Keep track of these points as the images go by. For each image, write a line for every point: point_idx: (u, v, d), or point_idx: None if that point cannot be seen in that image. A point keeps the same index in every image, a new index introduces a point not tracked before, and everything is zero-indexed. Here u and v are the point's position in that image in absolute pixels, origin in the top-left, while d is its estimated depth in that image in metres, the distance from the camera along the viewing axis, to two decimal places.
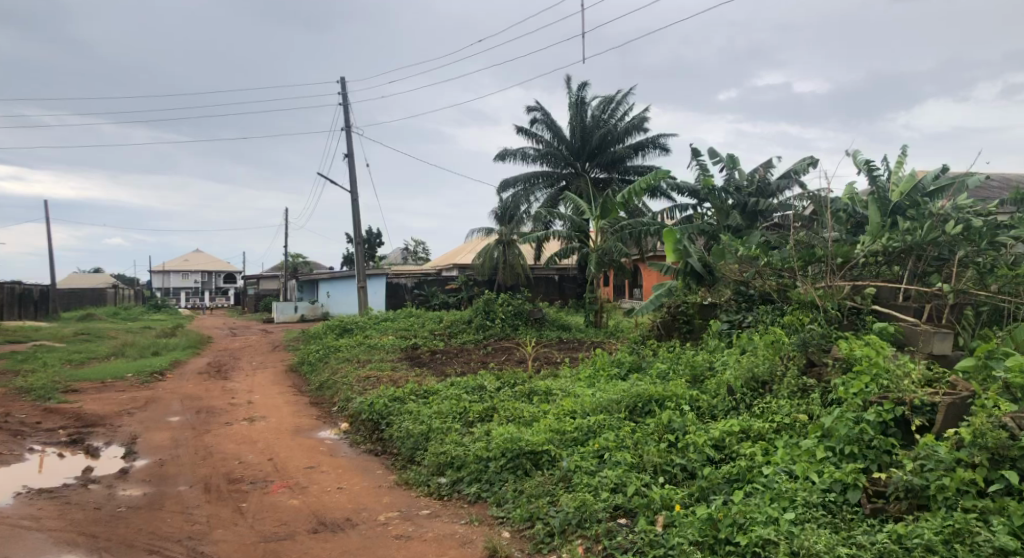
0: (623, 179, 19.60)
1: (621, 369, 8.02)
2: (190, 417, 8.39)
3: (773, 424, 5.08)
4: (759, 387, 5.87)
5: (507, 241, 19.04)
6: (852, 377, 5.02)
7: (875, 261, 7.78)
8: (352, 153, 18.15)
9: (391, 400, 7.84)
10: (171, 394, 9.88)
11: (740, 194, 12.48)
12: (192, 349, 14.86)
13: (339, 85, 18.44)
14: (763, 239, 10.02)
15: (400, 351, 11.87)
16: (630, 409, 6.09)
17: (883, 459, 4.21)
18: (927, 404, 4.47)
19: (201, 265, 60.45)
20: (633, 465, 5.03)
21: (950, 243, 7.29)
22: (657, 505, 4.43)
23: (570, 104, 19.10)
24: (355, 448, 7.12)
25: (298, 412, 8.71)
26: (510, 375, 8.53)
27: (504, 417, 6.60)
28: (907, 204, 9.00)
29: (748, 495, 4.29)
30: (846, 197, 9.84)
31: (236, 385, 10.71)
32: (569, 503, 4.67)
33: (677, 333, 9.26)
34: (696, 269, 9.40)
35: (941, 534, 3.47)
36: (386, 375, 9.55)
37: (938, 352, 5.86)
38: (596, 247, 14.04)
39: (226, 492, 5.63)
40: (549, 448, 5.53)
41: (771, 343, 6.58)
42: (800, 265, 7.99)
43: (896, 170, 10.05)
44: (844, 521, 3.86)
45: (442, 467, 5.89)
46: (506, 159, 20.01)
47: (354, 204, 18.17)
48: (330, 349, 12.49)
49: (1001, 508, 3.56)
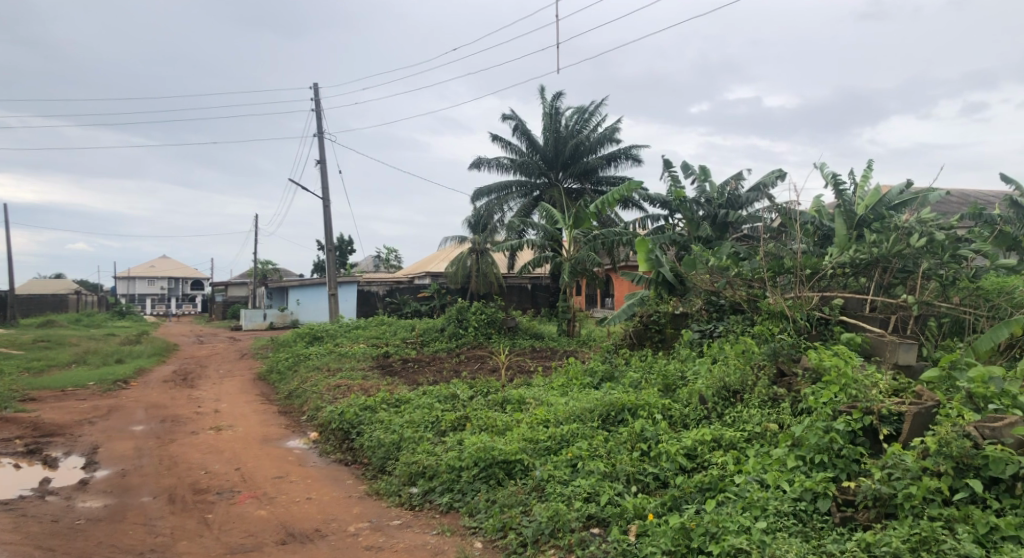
0: (596, 189, 19.71)
1: (595, 378, 8.04)
2: (155, 426, 8.17)
3: (744, 433, 5.15)
4: (730, 396, 5.94)
5: (480, 250, 19.44)
6: (822, 387, 5.12)
7: (843, 273, 7.91)
8: (324, 159, 17.97)
9: (362, 408, 7.75)
10: (136, 403, 9.61)
11: (710, 206, 12.69)
12: (157, 356, 14.52)
13: (312, 91, 18.30)
14: (733, 250, 10.18)
15: (371, 360, 11.73)
16: (604, 418, 6.12)
17: (852, 468, 4.28)
18: (894, 414, 4.56)
19: (168, 271, 59.25)
20: (607, 474, 5.03)
21: (915, 255, 7.48)
22: (630, 515, 4.44)
23: (543, 114, 19.17)
24: (325, 457, 7.01)
25: (266, 421, 8.55)
26: (483, 384, 8.49)
27: (477, 426, 6.56)
28: (872, 217, 9.23)
29: (720, 505, 4.33)
30: (814, 210, 10.04)
31: (202, 394, 10.48)
32: (542, 512, 4.65)
33: (649, 342, 9.32)
34: (668, 279, 9.44)
35: (909, 543, 3.51)
36: (357, 383, 9.43)
37: (903, 362, 5.97)
38: (569, 257, 14.11)
39: (192, 503, 5.49)
40: (521, 458, 5.50)
41: (741, 352, 6.64)
42: (769, 275, 8.13)
43: (862, 184, 10.30)
44: (814, 530, 3.92)
45: (414, 477, 5.83)
46: (480, 168, 19.96)
47: (326, 211, 17.97)
48: (300, 358, 12.28)
49: (965, 516, 3.65)
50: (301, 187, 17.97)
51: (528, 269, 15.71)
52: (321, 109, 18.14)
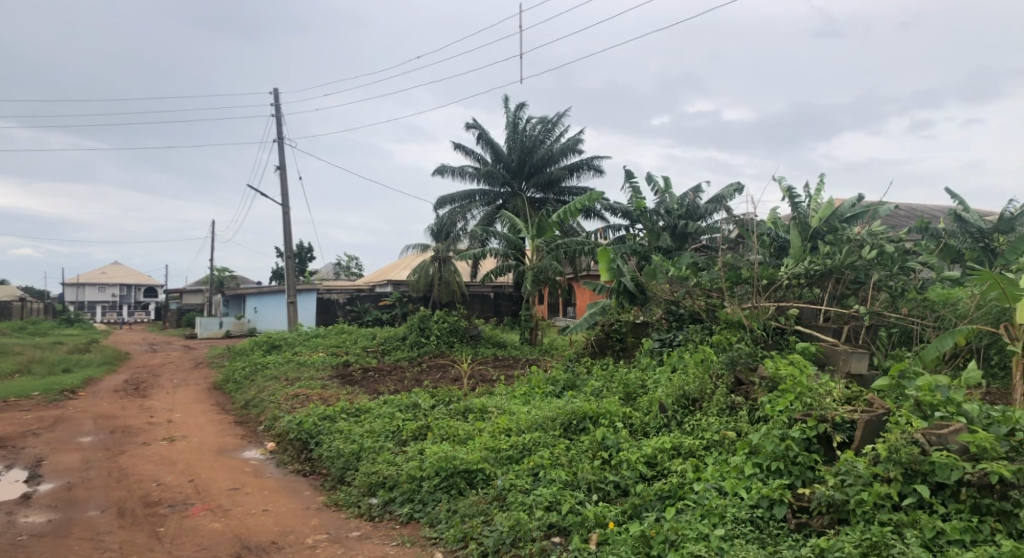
0: (558, 199, 19.87)
1: (557, 387, 8.08)
2: (103, 437, 7.87)
3: (703, 441, 5.24)
4: (689, 404, 6.04)
5: (442, 258, 19.34)
6: (778, 395, 5.25)
7: (798, 284, 8.09)
8: (284, 164, 17.68)
9: (321, 418, 7.60)
10: (83, 414, 9.23)
11: (669, 217, 12.89)
12: (107, 366, 13.99)
13: (273, 96, 18.02)
14: (692, 260, 10.38)
15: (331, 369, 11.52)
16: (565, 426, 6.14)
17: (807, 475, 4.40)
18: (847, 421, 4.70)
19: (120, 278, 57.41)
20: (568, 482, 5.06)
21: (866, 267, 7.75)
22: (591, 523, 4.46)
23: (507, 124, 19.23)
24: (282, 468, 6.85)
25: (221, 431, 8.32)
26: (445, 393, 8.43)
27: (438, 435, 6.52)
28: (825, 230, 9.52)
29: (679, 512, 4.39)
30: (770, 222, 10.29)
31: (154, 404, 10.13)
32: (503, 522, 4.64)
33: (611, 351, 9.42)
34: (629, 288, 9.50)
35: (860, 548, 3.62)
36: (316, 393, 9.24)
37: (856, 370, 6.19)
38: (532, 265, 14.08)
39: (142, 516, 5.30)
40: (483, 467, 5.48)
41: (700, 361, 6.78)
42: (727, 285, 8.35)
43: (816, 197, 10.60)
44: (771, 537, 4.00)
45: (373, 487, 5.75)
46: (443, 175, 19.89)
47: (286, 217, 17.65)
48: (257, 367, 11.97)
49: (913, 521, 3.78)
50: (260, 193, 17.60)
51: (491, 278, 15.66)
52: (282, 114, 17.84)
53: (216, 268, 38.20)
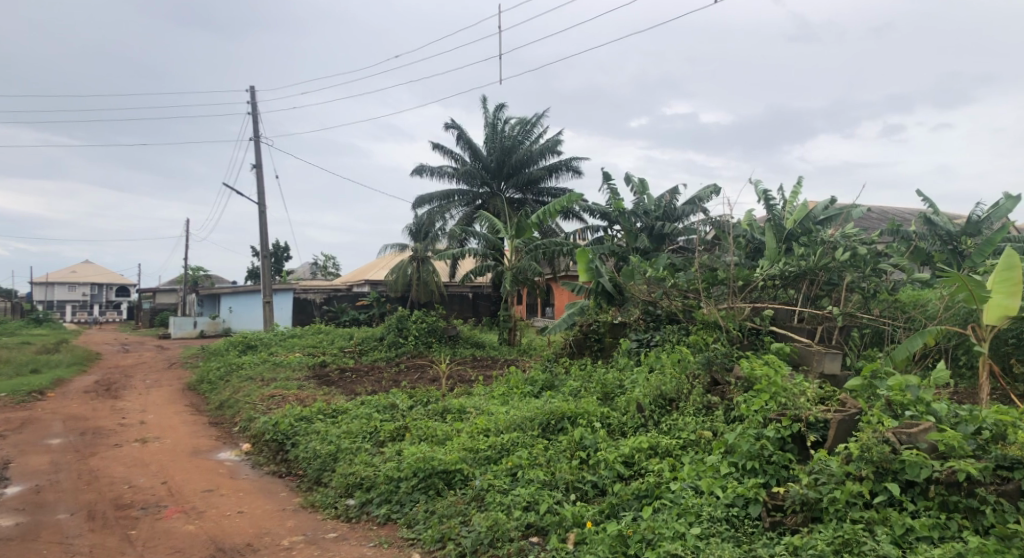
0: (537, 200, 19.93)
1: (535, 387, 8.11)
2: (73, 439, 7.70)
3: (679, 441, 5.30)
4: (666, 404, 6.10)
5: (421, 258, 19.25)
6: (754, 395, 5.33)
7: (773, 285, 8.18)
8: (260, 163, 17.47)
9: (297, 419, 7.52)
10: (51, 415, 9.02)
11: (647, 218, 13.00)
12: (77, 366, 13.67)
13: (249, 93, 17.79)
14: (669, 261, 10.48)
15: (308, 370, 11.41)
16: (543, 426, 6.16)
17: (781, 473, 4.47)
18: (820, 421, 4.78)
19: (91, 278, 56.27)
20: (546, 482, 5.08)
21: (840, 268, 7.87)
22: (569, 523, 4.48)
23: (486, 124, 19.22)
24: (258, 469, 6.78)
25: (195, 433, 8.20)
26: (423, 393, 8.39)
27: (416, 436, 6.50)
28: (800, 232, 9.68)
29: (656, 511, 4.44)
30: (746, 224, 10.44)
31: (127, 405, 9.93)
32: (481, 522, 4.64)
33: (588, 351, 9.48)
34: (607, 289, 9.55)
35: (833, 545, 3.69)
36: (292, 394, 9.15)
37: (829, 371, 6.30)
38: (511, 266, 14.09)
39: (113, 519, 5.20)
40: (461, 467, 5.48)
41: (677, 361, 6.85)
42: (704, 286, 8.42)
43: (790, 200, 10.76)
44: (746, 535, 4.06)
45: (351, 489, 5.71)
46: (422, 175, 19.81)
47: (262, 215, 17.44)
48: (232, 367, 11.80)
49: (884, 518, 3.86)
50: (235, 191, 17.36)
51: (470, 278, 15.63)
52: (258, 112, 17.63)
53: (190, 267, 37.53)
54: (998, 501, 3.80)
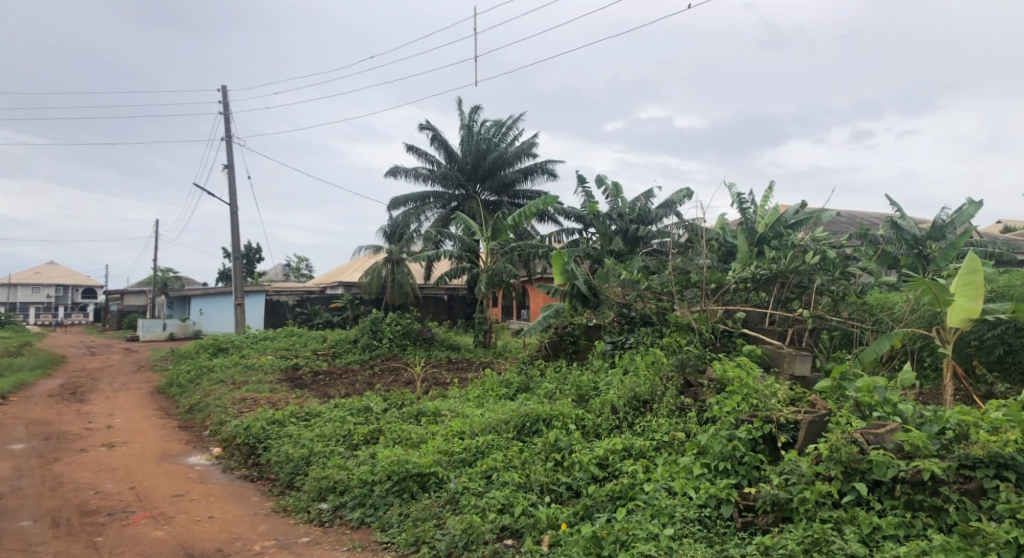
0: (513, 202, 19.98)
1: (510, 389, 8.13)
2: (37, 444, 7.49)
3: (653, 442, 5.35)
4: (640, 406, 6.17)
5: (396, 260, 19.13)
6: (726, 397, 5.43)
7: (745, 287, 8.32)
8: (232, 163, 17.22)
9: (270, 423, 7.42)
10: (13, 420, 8.77)
11: (622, 221, 13.09)
12: (42, 370, 13.31)
13: (221, 93, 17.55)
14: (643, 264, 10.57)
15: (280, 373, 11.27)
16: (518, 428, 6.17)
17: (753, 474, 4.55)
18: (791, 422, 4.87)
19: (56, 279, 54.86)
20: (521, 484, 5.10)
21: (810, 271, 7.99)
22: (543, 525, 4.50)
23: (461, 126, 19.23)
24: (229, 473, 6.67)
25: (165, 437, 8.04)
26: (398, 396, 8.35)
27: (391, 439, 6.46)
28: (771, 235, 9.86)
29: (630, 512, 4.48)
30: (719, 228, 10.59)
31: (93, 408, 9.70)
32: (455, 525, 4.63)
33: (564, 353, 9.53)
34: (582, 291, 9.58)
35: (803, 544, 3.75)
36: (264, 397, 9.02)
37: (799, 373, 6.42)
38: (486, 268, 14.07)
39: (78, 525, 5.07)
40: (436, 470, 5.46)
41: (651, 363, 6.92)
42: (677, 289, 8.52)
43: (762, 204, 10.94)
44: (718, 535, 4.12)
45: (324, 492, 5.64)
46: (397, 176, 19.71)
47: (234, 216, 17.18)
48: (202, 370, 11.60)
49: (851, 518, 3.95)
50: (206, 192, 17.11)
51: (445, 280, 15.56)
52: (230, 112, 17.38)
53: (160, 269, 36.79)
54: (960, 500, 3.89)
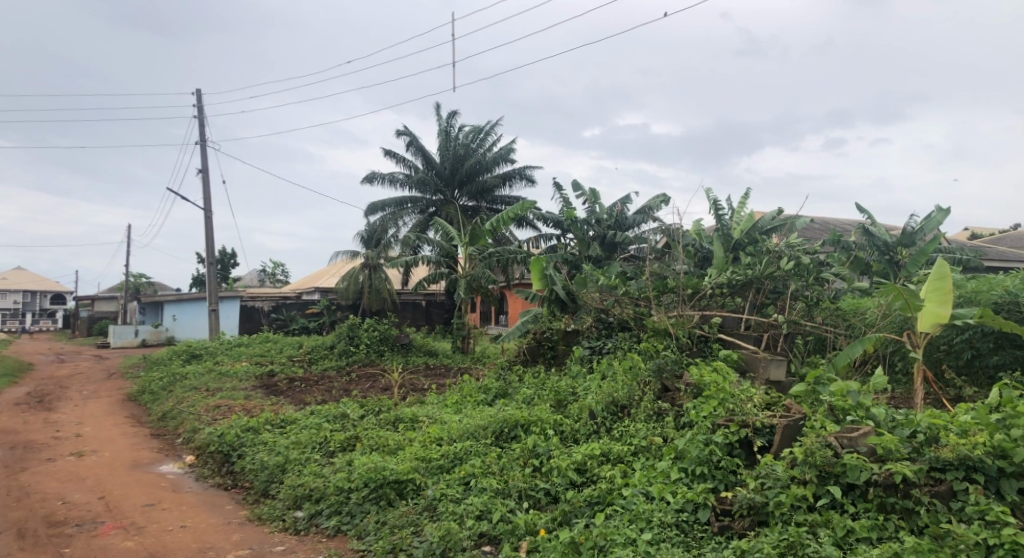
0: (491, 208, 19.98)
1: (488, 395, 8.10)
2: (2, 454, 7.28)
3: (630, 447, 5.37)
4: (618, 411, 6.19)
5: (373, 265, 19.02)
6: (703, 402, 5.49)
7: (721, 293, 8.44)
8: (206, 167, 16.97)
9: (244, 430, 7.29)
10: None
11: (600, 227, 13.20)
12: (8, 377, 12.95)
13: (195, 97, 17.31)
14: (622, 270, 10.68)
15: (254, 380, 11.09)
16: (496, 434, 6.17)
17: (729, 478, 4.60)
18: (766, 426, 4.92)
19: (23, 284, 53.52)
20: (499, 491, 5.08)
21: (785, 277, 8.10)
22: (522, 531, 4.51)
23: (439, 131, 19.25)
24: (202, 482, 6.56)
25: (136, 445, 7.87)
26: (375, 403, 8.27)
27: (368, 446, 6.40)
28: (746, 241, 10.02)
29: (608, 518, 4.50)
30: (695, 233, 10.73)
31: (61, 417, 9.47)
32: (433, 532, 4.61)
33: (542, 358, 9.50)
34: (561, 297, 9.70)
35: (778, 548, 3.80)
36: (239, 404, 8.88)
37: (775, 377, 6.53)
38: (464, 274, 13.99)
39: (45, 537, 4.94)
40: (413, 477, 5.42)
41: (629, 368, 6.96)
42: (655, 294, 8.69)
43: (738, 210, 11.12)
44: (695, 539, 4.15)
45: (300, 500, 5.57)
46: (373, 181, 19.63)
47: (208, 221, 16.92)
48: (175, 377, 11.38)
49: (826, 521, 4.00)
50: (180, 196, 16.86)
51: (423, 286, 15.45)
52: (205, 116, 17.15)
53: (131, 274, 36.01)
54: (931, 502, 3.98)
